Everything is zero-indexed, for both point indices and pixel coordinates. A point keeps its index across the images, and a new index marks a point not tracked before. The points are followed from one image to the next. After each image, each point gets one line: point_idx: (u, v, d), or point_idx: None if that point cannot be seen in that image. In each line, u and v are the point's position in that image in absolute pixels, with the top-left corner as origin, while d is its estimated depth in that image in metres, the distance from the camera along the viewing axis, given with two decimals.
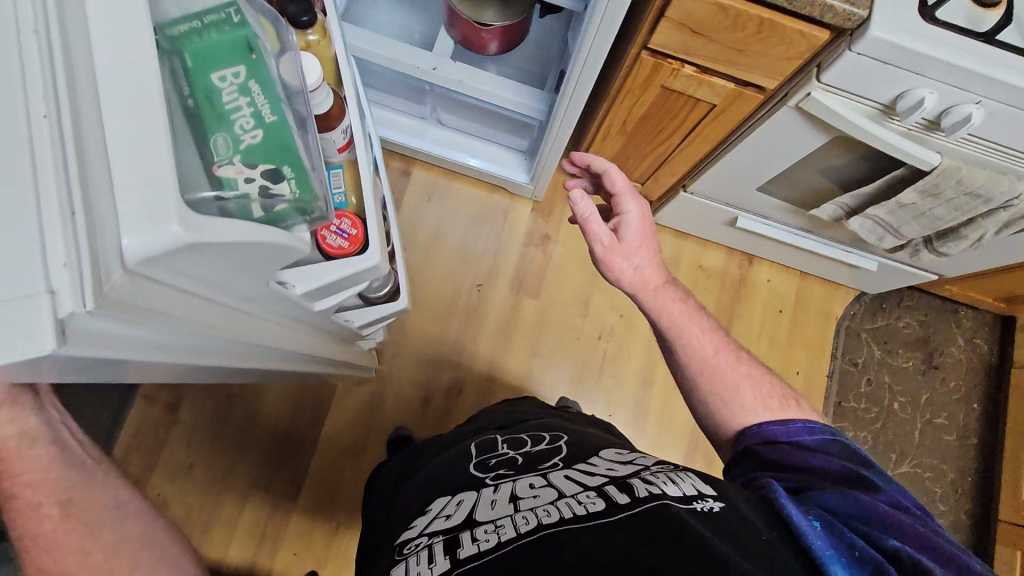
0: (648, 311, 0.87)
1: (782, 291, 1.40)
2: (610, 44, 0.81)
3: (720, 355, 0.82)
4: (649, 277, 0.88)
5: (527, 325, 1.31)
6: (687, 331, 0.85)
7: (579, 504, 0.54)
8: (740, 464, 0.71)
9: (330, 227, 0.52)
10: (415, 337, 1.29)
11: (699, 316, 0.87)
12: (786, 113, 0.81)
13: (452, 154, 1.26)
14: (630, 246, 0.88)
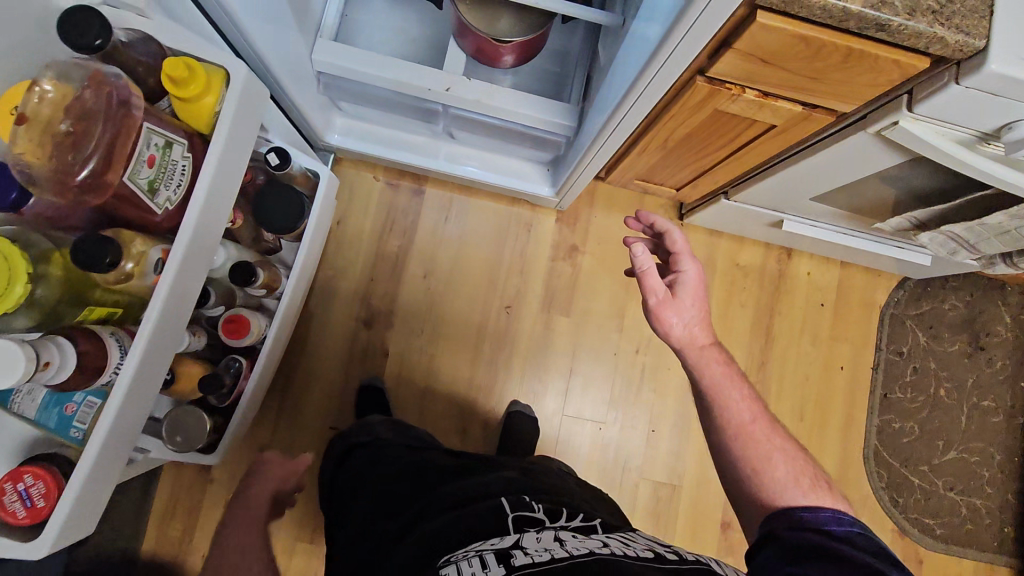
0: (692, 369, 0.87)
1: (824, 284, 1.32)
2: (665, 83, 0.70)
3: (755, 422, 0.81)
4: (689, 337, 0.87)
5: (561, 343, 1.25)
6: (727, 392, 0.84)
7: (626, 548, 0.58)
8: (766, 544, 0.65)
9: (20, 484, 0.52)
10: (447, 368, 1.23)
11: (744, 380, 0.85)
12: (860, 137, 0.72)
13: (469, 173, 1.16)
14: (684, 303, 0.87)
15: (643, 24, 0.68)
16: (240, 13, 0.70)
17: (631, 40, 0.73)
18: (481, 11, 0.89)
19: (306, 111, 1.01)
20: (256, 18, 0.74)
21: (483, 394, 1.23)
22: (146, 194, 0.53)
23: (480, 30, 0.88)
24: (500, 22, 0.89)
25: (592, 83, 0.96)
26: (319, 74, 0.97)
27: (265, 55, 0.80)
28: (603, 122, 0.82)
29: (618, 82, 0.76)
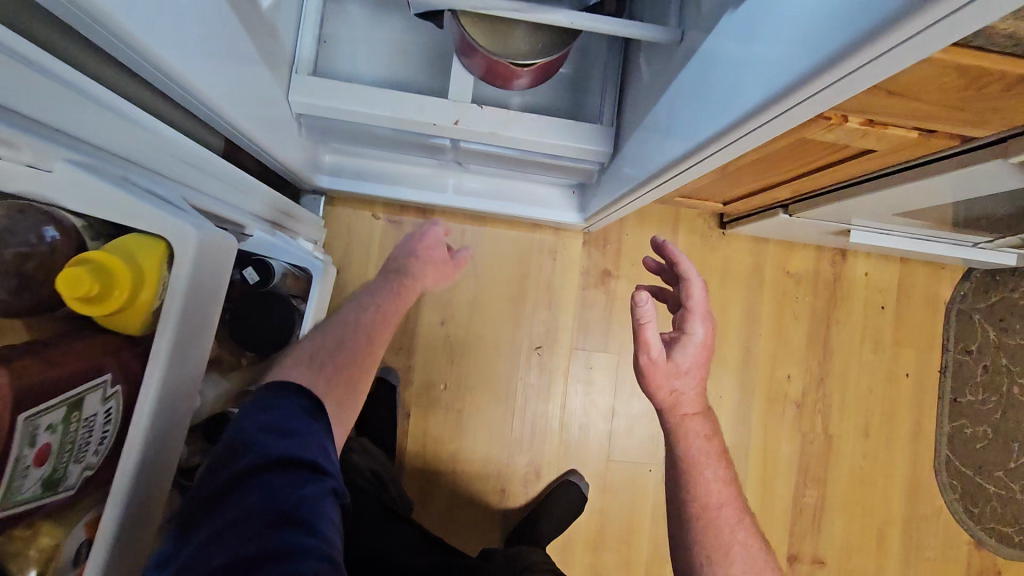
0: (670, 433, 0.82)
1: (883, 285, 1.19)
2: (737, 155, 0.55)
3: (723, 508, 0.78)
4: (667, 401, 0.81)
5: (600, 381, 1.13)
6: (703, 472, 0.80)
7: None
8: None
9: None
10: (478, 421, 1.10)
11: (719, 454, 0.81)
12: (993, 165, 0.57)
13: (483, 204, 1.01)
14: (678, 369, 0.79)
15: (711, 69, 0.51)
16: (195, 80, 0.54)
17: (689, 77, 0.56)
18: (492, 27, 0.72)
19: (289, 160, 0.85)
20: (217, 78, 0.58)
21: (520, 444, 1.11)
22: (43, 494, 0.37)
23: (495, 53, 0.72)
24: (517, 36, 0.73)
25: (628, 97, 0.80)
26: (300, 116, 0.82)
27: (234, 116, 0.64)
28: (654, 169, 0.66)
29: (672, 125, 0.60)
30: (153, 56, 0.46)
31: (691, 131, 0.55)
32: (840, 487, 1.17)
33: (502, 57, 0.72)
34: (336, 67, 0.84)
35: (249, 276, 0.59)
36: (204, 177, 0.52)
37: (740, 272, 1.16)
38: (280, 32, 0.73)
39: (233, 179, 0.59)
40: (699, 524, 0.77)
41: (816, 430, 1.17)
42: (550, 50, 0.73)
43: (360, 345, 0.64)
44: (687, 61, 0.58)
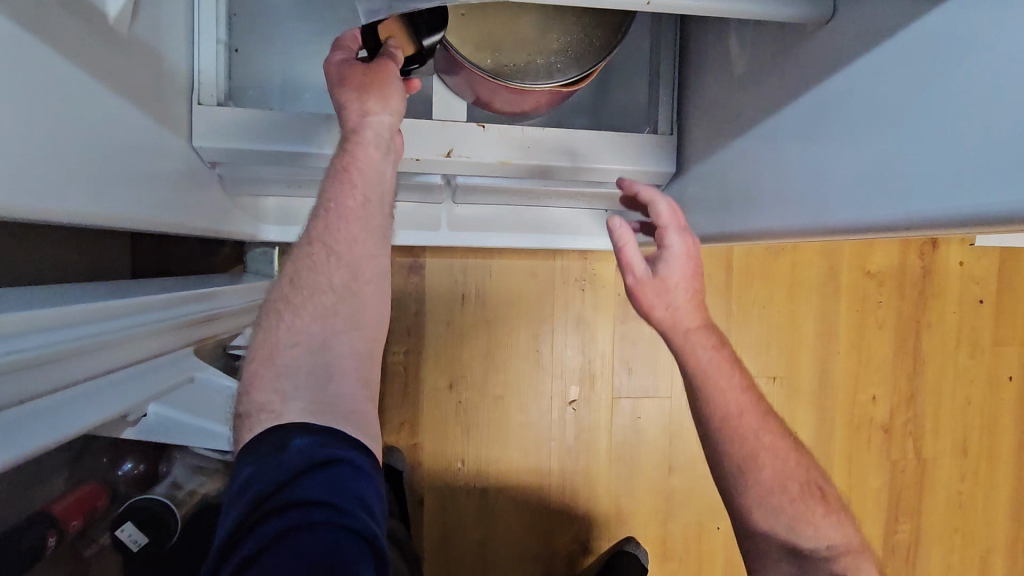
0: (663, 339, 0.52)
1: (981, 274, 0.97)
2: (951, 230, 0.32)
3: (744, 422, 0.53)
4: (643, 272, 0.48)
5: (651, 433, 0.91)
6: (716, 381, 0.53)
7: None
8: None
9: None
10: (508, 504, 0.89)
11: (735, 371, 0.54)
12: None
13: (490, 242, 0.76)
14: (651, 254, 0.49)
15: (975, 98, 0.28)
16: (7, 198, 0.30)
17: (894, 106, 0.33)
18: (485, 27, 0.48)
19: (220, 225, 0.60)
20: (48, 173, 0.34)
21: (560, 522, 0.90)
22: None
23: (487, 66, 0.48)
24: (518, 40, 0.48)
25: (702, 96, 0.55)
26: (215, 163, 0.57)
27: (107, 215, 0.40)
28: (788, 227, 0.42)
29: (841, 171, 0.37)
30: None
31: (910, 196, 0.32)
32: (938, 518, 0.99)
33: (495, 71, 0.48)
34: (264, 87, 0.59)
35: (129, 538, 0.47)
36: (14, 388, 0.29)
37: (812, 280, 0.94)
38: (157, 46, 0.47)
39: (103, 344, 0.35)
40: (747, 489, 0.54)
41: (908, 457, 0.98)
42: (572, 55, 0.48)
43: (324, 267, 0.41)
44: (869, 77, 0.35)
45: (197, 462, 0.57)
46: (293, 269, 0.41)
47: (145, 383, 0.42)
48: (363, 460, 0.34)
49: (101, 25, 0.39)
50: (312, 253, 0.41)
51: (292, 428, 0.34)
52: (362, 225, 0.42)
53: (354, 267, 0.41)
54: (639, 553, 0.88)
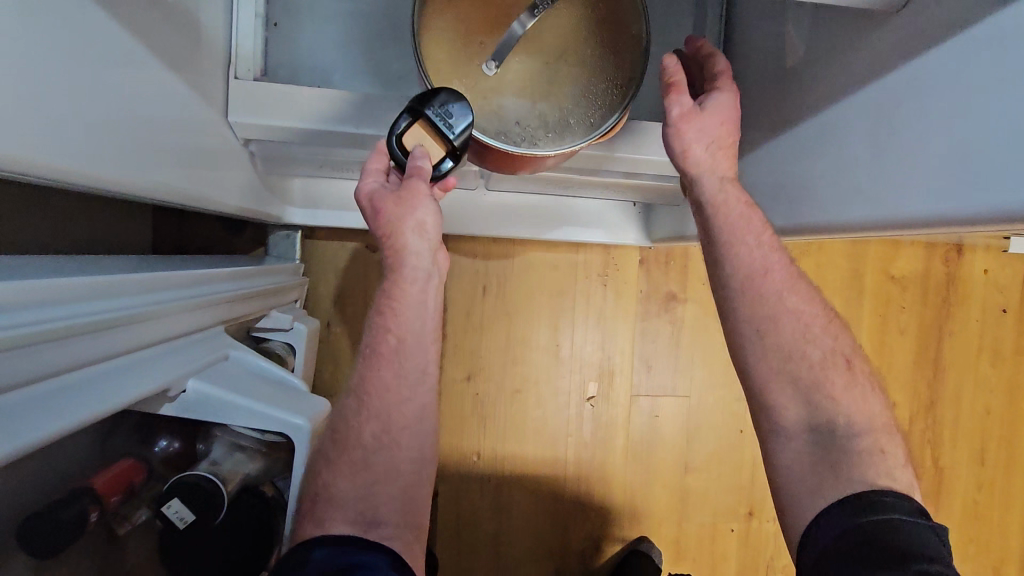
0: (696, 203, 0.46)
1: (1005, 283, 0.97)
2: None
3: (795, 368, 0.45)
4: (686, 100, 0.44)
5: (668, 431, 0.90)
6: (742, 243, 0.45)
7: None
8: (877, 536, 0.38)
9: None
10: (522, 499, 0.88)
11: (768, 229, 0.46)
12: None
13: (517, 232, 0.75)
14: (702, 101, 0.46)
15: None
16: (40, 158, 0.29)
17: (979, 92, 0.31)
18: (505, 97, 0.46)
19: (250, 204, 0.59)
20: (83, 134, 0.32)
21: (574, 519, 0.89)
22: None
23: (513, 138, 0.45)
24: (538, 107, 0.46)
25: (747, 87, 0.54)
26: (248, 140, 0.56)
27: (141, 182, 0.38)
28: (846, 222, 0.41)
29: (920, 158, 0.35)
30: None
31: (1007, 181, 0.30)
32: (953, 527, 0.98)
33: (522, 143, 0.45)
34: (298, 64, 0.58)
35: (175, 515, 0.39)
36: (40, 361, 0.27)
37: (835, 282, 0.93)
38: (196, 15, 0.46)
39: (124, 321, 0.34)
40: (763, 363, 0.45)
41: (925, 464, 0.97)
42: (597, 116, 0.46)
43: (364, 419, 0.44)
44: (942, 64, 0.34)
45: (241, 441, 0.44)
46: (334, 424, 0.45)
47: (180, 361, 0.40)
48: (379, 560, 0.37)
49: None
50: (353, 406, 0.45)
51: (314, 543, 0.38)
52: (397, 369, 0.46)
53: (385, 415, 0.44)
54: (654, 553, 0.88)
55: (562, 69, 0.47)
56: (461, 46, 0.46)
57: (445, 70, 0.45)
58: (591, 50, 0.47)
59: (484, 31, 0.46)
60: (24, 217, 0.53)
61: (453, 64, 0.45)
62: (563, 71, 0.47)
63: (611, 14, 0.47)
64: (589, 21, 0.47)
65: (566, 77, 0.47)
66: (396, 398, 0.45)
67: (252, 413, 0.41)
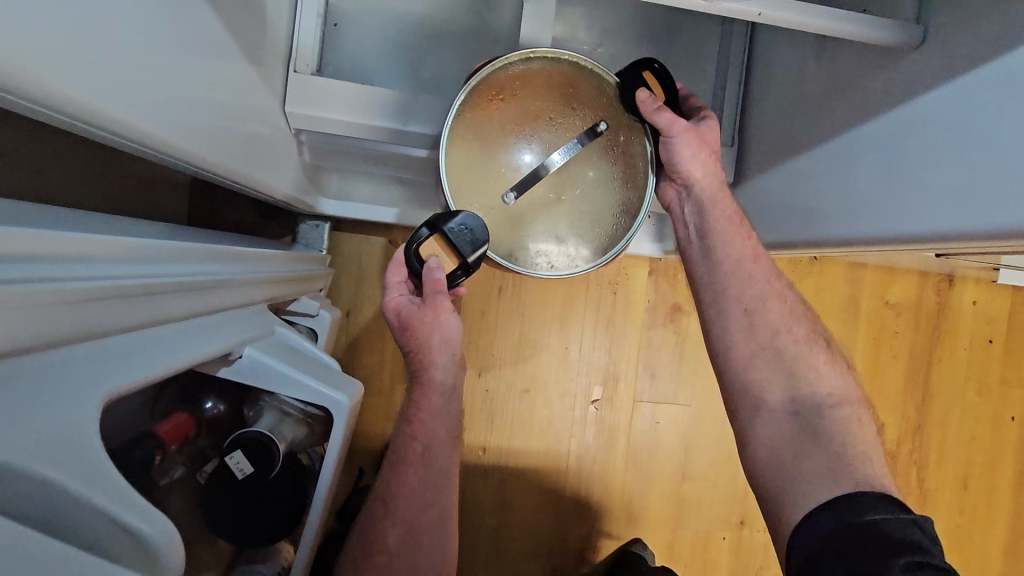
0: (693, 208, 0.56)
1: (993, 315, 1.01)
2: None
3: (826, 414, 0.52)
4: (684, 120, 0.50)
5: (668, 437, 0.93)
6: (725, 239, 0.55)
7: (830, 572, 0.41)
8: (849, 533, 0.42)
9: None
10: (524, 496, 0.90)
11: (746, 225, 0.56)
12: None
13: None
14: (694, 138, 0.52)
15: None
16: (137, 123, 0.31)
17: (984, 124, 0.35)
18: (519, 223, 0.52)
19: (293, 188, 0.62)
20: (172, 105, 0.35)
21: (572, 519, 0.92)
22: None
23: (520, 261, 0.51)
24: (548, 235, 0.52)
25: (767, 112, 0.58)
26: (300, 131, 0.60)
27: (210, 156, 0.41)
28: (858, 236, 0.45)
29: (928, 181, 0.39)
30: (45, 93, 0.24)
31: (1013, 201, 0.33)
32: None
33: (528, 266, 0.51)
34: (350, 64, 0.62)
35: (235, 466, 0.43)
36: (132, 312, 0.30)
37: (834, 305, 0.97)
38: (266, 9, 0.50)
39: (192, 283, 0.36)
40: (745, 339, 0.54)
41: (911, 484, 1.00)
42: (602, 248, 0.52)
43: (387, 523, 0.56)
44: (951, 96, 0.38)
45: (286, 409, 0.47)
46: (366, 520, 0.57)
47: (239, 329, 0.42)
48: None
49: None
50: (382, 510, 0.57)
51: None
52: (420, 478, 0.58)
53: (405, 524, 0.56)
54: (646, 554, 0.90)
55: (572, 203, 0.52)
56: (481, 176, 0.51)
57: (470, 197, 0.51)
58: (601, 186, 0.52)
59: (506, 166, 0.51)
60: (78, 190, 0.56)
61: (477, 191, 0.51)
62: (573, 204, 0.52)
63: (628, 152, 0.52)
64: (602, 148, 0.52)
65: (575, 213, 0.52)
66: (422, 498, 0.57)
67: (301, 385, 0.43)
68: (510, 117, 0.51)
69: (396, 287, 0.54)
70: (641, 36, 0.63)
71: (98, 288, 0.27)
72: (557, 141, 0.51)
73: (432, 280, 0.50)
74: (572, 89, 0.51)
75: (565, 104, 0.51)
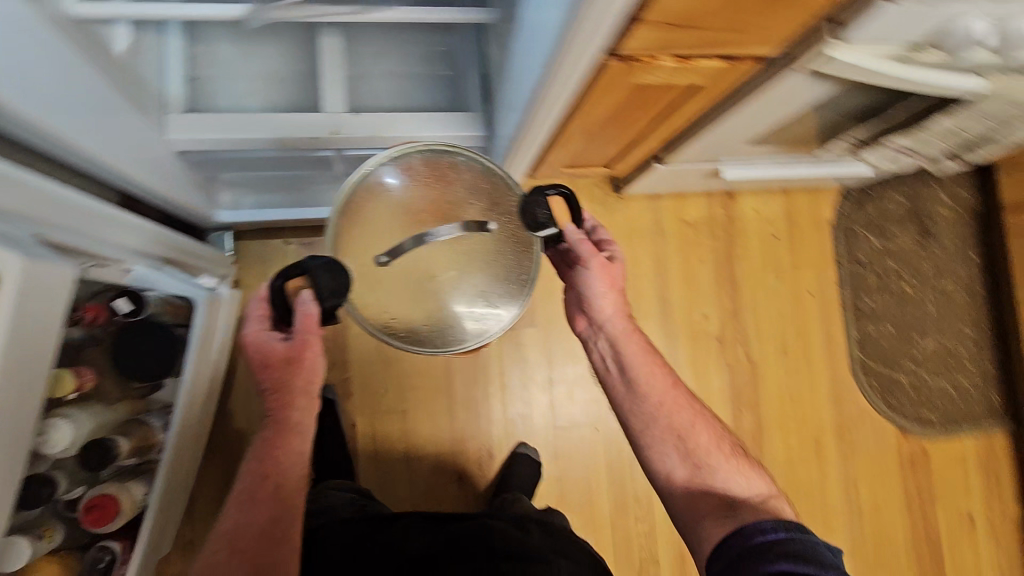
0: (616, 349, 0.75)
1: (771, 216, 1.30)
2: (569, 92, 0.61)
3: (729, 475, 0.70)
4: (600, 257, 0.70)
5: (534, 359, 1.17)
6: (640, 369, 0.74)
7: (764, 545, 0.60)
8: (788, 535, 0.61)
9: None
10: (424, 422, 1.12)
11: (655, 359, 0.75)
12: (791, 76, 0.66)
13: None
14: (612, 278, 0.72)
15: (529, 31, 0.58)
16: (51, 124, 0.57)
17: (521, 47, 0.63)
18: (388, 291, 0.65)
19: (178, 197, 0.88)
20: (72, 119, 0.61)
21: (467, 434, 1.13)
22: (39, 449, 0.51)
23: (372, 322, 0.66)
24: (409, 305, 0.66)
25: (492, 84, 0.86)
26: (182, 153, 0.85)
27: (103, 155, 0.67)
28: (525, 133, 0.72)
29: (530, 89, 0.66)
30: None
31: (543, 81, 0.60)
32: (771, 408, 1.25)
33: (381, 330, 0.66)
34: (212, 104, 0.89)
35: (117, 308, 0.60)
36: (82, 224, 0.56)
37: (643, 230, 1.25)
38: (143, 78, 0.77)
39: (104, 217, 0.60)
40: (664, 435, 0.72)
41: (739, 359, 1.25)
42: (488, 332, 0.69)
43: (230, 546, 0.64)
44: (517, 38, 0.65)
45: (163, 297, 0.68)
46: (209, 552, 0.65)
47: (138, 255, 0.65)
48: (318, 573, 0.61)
49: (109, 53, 0.68)
50: (222, 540, 0.65)
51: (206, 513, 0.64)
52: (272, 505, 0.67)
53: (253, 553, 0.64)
54: (530, 452, 1.12)
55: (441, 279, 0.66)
56: (368, 240, 0.65)
57: (358, 252, 0.65)
58: (495, 278, 0.68)
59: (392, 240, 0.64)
60: None
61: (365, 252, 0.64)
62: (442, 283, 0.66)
63: (495, 253, 0.68)
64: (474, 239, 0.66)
65: (444, 288, 0.66)
66: (267, 534, 0.65)
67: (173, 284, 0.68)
68: (408, 193, 0.66)
69: (256, 318, 0.66)
70: (412, 53, 0.89)
71: (58, 199, 0.52)
72: (439, 222, 0.65)
73: (301, 311, 0.61)
74: (473, 190, 0.68)
75: (446, 202, 0.66)
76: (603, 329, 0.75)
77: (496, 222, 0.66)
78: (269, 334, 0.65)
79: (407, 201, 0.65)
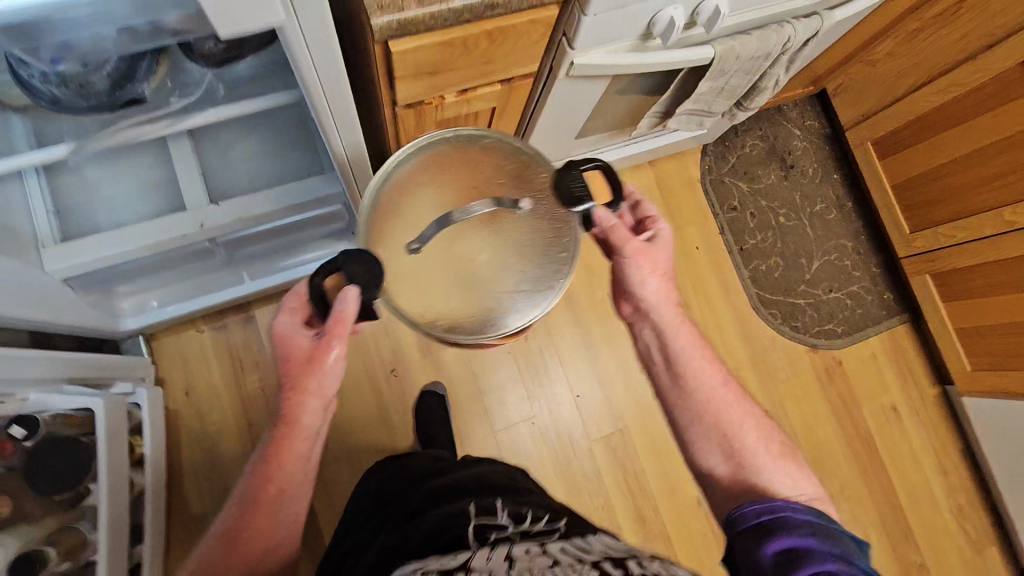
0: (666, 334, 0.70)
1: (644, 189, 1.42)
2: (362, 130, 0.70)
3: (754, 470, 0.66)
4: (635, 242, 0.69)
5: (459, 375, 1.25)
6: (693, 359, 0.70)
7: (792, 529, 0.56)
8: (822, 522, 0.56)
9: None
10: (371, 462, 1.20)
11: (710, 355, 0.70)
12: (560, 84, 0.76)
13: (280, 278, 1.15)
14: (655, 262, 0.70)
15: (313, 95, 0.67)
16: None
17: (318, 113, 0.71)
18: (426, 284, 0.68)
19: (76, 319, 0.95)
20: None
21: None
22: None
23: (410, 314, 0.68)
24: (445, 296, 0.68)
25: None
26: (67, 279, 0.92)
27: None
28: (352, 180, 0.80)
29: None
30: None
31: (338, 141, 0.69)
32: None
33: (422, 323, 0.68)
34: None
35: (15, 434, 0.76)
36: None
37: None
38: (11, 224, 0.82)
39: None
40: (711, 427, 0.68)
41: None
42: (524, 316, 0.71)
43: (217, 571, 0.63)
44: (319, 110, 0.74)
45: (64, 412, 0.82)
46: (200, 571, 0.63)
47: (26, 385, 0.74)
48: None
49: None
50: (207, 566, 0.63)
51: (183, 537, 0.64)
52: (265, 526, 0.65)
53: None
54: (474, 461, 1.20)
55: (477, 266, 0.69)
56: (406, 232, 0.69)
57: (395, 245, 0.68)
58: (531, 261, 0.71)
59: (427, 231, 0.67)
60: None
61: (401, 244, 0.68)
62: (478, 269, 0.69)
63: (524, 237, 0.71)
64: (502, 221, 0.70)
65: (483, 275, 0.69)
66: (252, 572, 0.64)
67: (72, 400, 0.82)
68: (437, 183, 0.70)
69: (287, 311, 0.63)
70: (261, 134, 0.98)
71: None
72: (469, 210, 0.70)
73: (337, 310, 0.60)
74: (503, 171, 0.73)
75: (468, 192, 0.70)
76: (651, 317, 0.71)
77: (529, 200, 0.71)
78: (297, 330, 0.63)
79: (437, 192, 0.70)
